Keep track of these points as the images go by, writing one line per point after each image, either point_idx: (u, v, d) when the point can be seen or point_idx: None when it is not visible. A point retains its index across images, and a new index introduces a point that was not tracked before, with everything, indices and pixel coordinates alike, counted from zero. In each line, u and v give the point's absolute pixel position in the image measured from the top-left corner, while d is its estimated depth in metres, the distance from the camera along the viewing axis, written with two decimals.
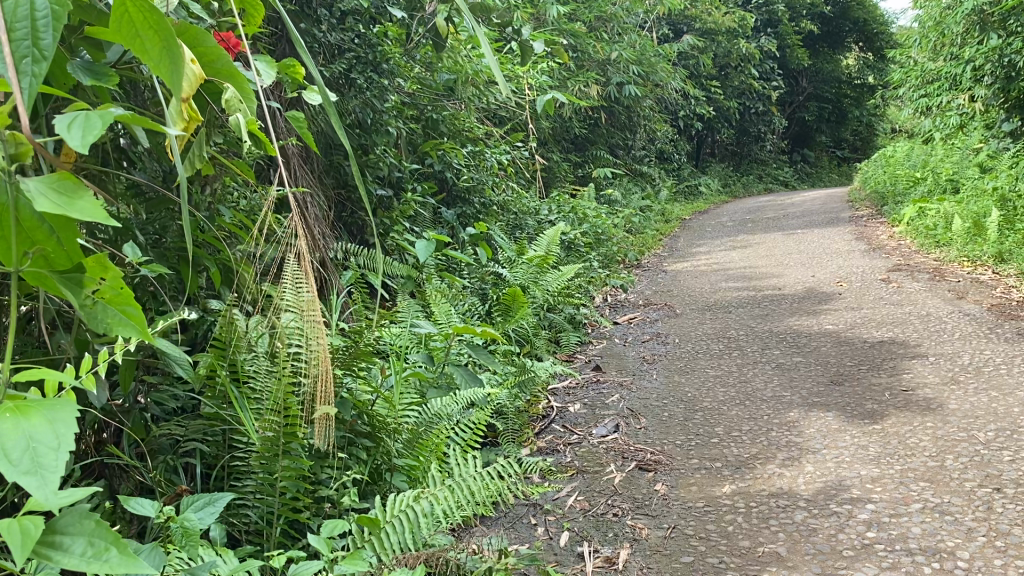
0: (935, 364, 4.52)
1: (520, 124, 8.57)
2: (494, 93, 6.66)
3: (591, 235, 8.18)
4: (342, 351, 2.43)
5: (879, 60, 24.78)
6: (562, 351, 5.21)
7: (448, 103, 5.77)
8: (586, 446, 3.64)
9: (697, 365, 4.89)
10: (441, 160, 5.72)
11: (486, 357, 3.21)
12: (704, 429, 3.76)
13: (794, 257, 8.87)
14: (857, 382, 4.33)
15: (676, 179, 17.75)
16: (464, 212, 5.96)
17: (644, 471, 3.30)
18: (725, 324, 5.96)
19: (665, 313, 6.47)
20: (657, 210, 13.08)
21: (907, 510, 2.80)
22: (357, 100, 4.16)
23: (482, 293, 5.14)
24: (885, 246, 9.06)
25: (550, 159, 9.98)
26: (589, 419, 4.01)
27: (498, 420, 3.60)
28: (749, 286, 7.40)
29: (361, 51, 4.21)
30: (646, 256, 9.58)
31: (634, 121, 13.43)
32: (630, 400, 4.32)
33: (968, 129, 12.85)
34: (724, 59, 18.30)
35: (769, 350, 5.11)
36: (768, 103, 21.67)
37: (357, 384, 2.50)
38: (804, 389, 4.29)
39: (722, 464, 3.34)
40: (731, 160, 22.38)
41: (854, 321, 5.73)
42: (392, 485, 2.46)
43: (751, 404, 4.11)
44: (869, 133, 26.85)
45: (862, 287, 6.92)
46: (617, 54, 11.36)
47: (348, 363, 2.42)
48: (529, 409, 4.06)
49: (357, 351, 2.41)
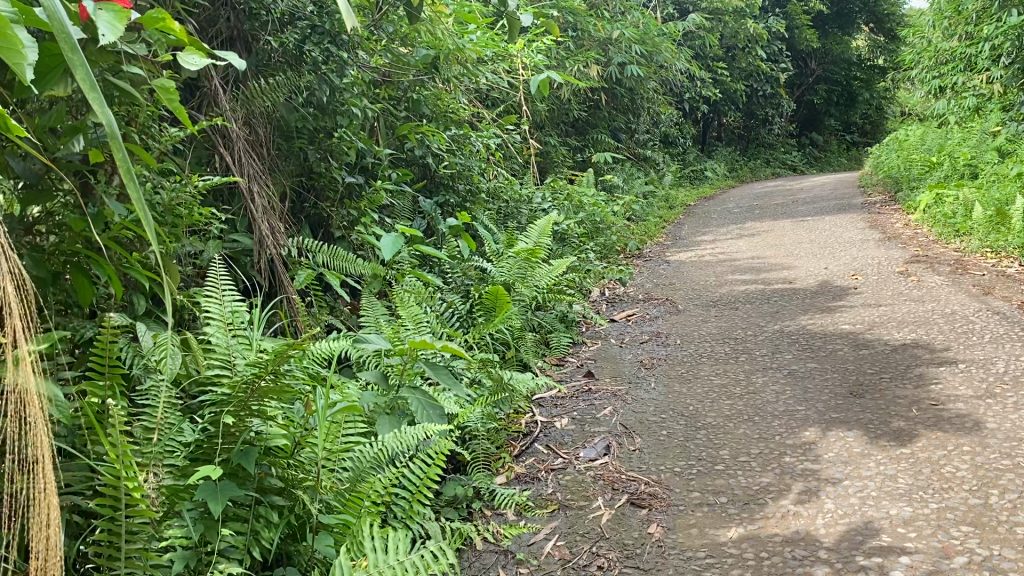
0: (967, 373, 4.03)
1: (514, 106, 8.07)
2: (482, 72, 6.16)
3: (588, 225, 7.70)
4: (244, 386, 1.93)
5: (890, 41, 24.19)
6: (552, 354, 4.75)
7: (430, 82, 5.28)
8: (571, 473, 3.17)
9: (700, 372, 4.41)
10: (421, 145, 5.22)
11: (449, 377, 2.74)
12: (707, 453, 3.29)
13: (803, 247, 8.38)
14: (880, 394, 3.84)
15: (681, 164, 17.18)
16: (447, 202, 5.48)
17: (637, 508, 2.84)
18: (732, 322, 5.48)
19: (667, 310, 5.98)
20: (660, 196, 12.58)
21: (951, 566, 2.33)
22: (312, 76, 3.69)
23: (465, 291, 4.67)
24: (900, 235, 8.56)
25: (547, 143, 9.48)
26: (577, 438, 3.54)
27: (467, 442, 3.15)
28: (758, 279, 6.90)
29: (317, 20, 3.73)
30: (647, 245, 9.09)
31: (637, 104, 12.92)
32: (624, 414, 3.83)
33: (984, 111, 12.31)
34: (730, 40, 17.76)
35: (780, 354, 4.62)
36: (776, 85, 21.04)
37: (268, 426, 2.03)
38: (820, 402, 3.80)
39: (727, 500, 2.86)
40: (737, 144, 21.82)
41: (873, 319, 5.24)
42: (318, 551, 1.99)
43: (761, 420, 3.64)
44: (879, 117, 26.20)
45: (878, 280, 6.43)
46: (619, 33, 10.81)
47: (251, 399, 1.93)
48: (509, 427, 3.60)
49: (262, 387, 1.91)
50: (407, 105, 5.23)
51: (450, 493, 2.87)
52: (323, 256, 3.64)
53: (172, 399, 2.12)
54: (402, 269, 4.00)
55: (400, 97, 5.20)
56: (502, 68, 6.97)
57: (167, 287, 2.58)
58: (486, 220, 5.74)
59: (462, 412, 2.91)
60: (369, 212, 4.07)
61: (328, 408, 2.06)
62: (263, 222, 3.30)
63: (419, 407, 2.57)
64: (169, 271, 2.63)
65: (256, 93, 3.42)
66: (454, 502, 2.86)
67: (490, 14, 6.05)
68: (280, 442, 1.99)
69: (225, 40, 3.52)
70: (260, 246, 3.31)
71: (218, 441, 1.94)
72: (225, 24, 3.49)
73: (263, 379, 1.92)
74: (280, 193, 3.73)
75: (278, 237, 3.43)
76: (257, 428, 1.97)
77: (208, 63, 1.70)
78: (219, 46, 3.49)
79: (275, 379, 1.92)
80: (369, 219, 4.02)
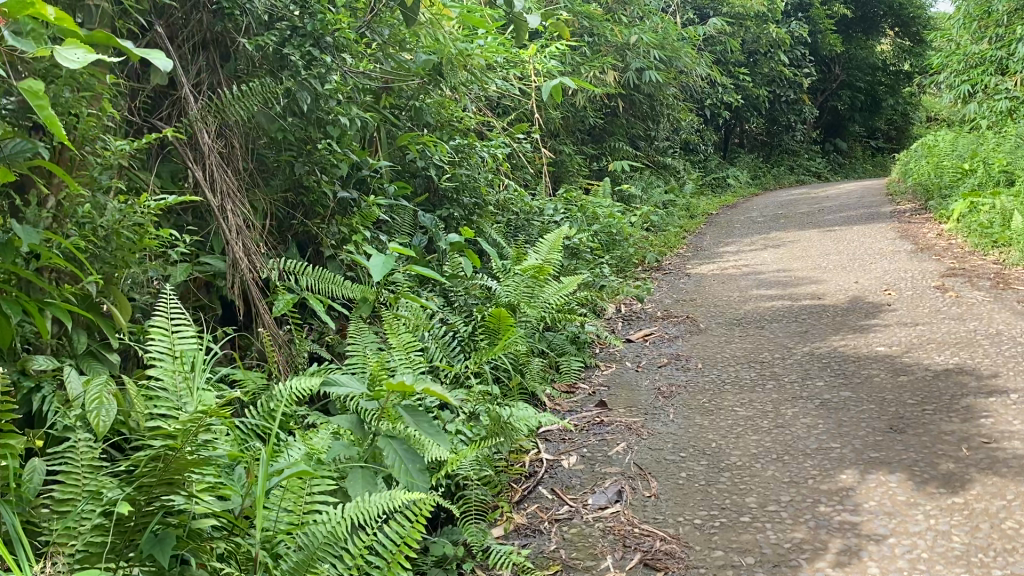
0: (1021, 404, 3.63)
1: (526, 113, 7.74)
2: (491, 79, 5.85)
3: (604, 237, 7.34)
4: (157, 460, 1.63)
5: (915, 45, 23.72)
6: (562, 381, 4.42)
7: (433, 89, 4.96)
8: (577, 525, 2.82)
9: (723, 401, 4.03)
10: (422, 155, 4.90)
11: (435, 427, 2.36)
12: (732, 501, 2.93)
13: (831, 259, 7.96)
14: (924, 429, 3.45)
15: (703, 171, 16.77)
16: (451, 216, 5.14)
17: (651, 570, 2.49)
18: (757, 343, 5.11)
19: (687, 329, 5.62)
20: (681, 205, 12.19)
21: None
22: (293, 81, 3.37)
23: (467, 313, 4.34)
24: (934, 246, 8.14)
25: (562, 152, 9.14)
26: (586, 481, 3.19)
27: (461, 491, 2.80)
28: (784, 294, 6.52)
29: (297, 20, 3.42)
30: (667, 258, 8.72)
31: (656, 110, 12.54)
32: (638, 451, 3.47)
33: (1017, 115, 11.82)
34: (752, 45, 17.37)
35: (812, 381, 4.23)
36: (799, 91, 20.61)
37: (194, 503, 1.72)
38: (857, 439, 3.42)
39: (755, 560, 2.49)
40: (760, 151, 21.39)
41: (911, 341, 4.85)
42: None
43: (791, 460, 3.26)
44: (905, 123, 25.60)
45: (913, 296, 6.02)
46: (637, 37, 10.45)
47: (166, 476, 1.67)
48: (510, 468, 3.26)
49: (177, 462, 1.65)
50: (408, 113, 4.92)
51: (438, 551, 2.53)
52: (308, 279, 3.30)
53: (94, 460, 1.80)
54: (397, 293, 3.69)
55: (401, 105, 4.88)
56: (513, 74, 6.65)
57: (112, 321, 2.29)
58: (494, 234, 5.41)
59: (451, 459, 2.59)
60: (362, 229, 3.74)
61: (267, 473, 1.76)
62: (236, 244, 2.99)
63: (395, 457, 2.23)
64: (120, 306, 2.36)
65: (228, 101, 3.11)
66: (444, 561, 2.53)
67: (499, 16, 5.74)
68: (204, 525, 1.69)
69: (197, 44, 3.22)
70: (233, 271, 3.00)
71: (131, 520, 1.67)
72: (195, 27, 3.19)
73: (177, 452, 1.66)
74: (260, 210, 3.42)
75: (254, 260, 3.13)
76: (178, 503, 1.69)
77: (91, 59, 1.43)
78: (191, 50, 3.19)
79: (192, 453, 1.67)
80: (361, 237, 3.69)
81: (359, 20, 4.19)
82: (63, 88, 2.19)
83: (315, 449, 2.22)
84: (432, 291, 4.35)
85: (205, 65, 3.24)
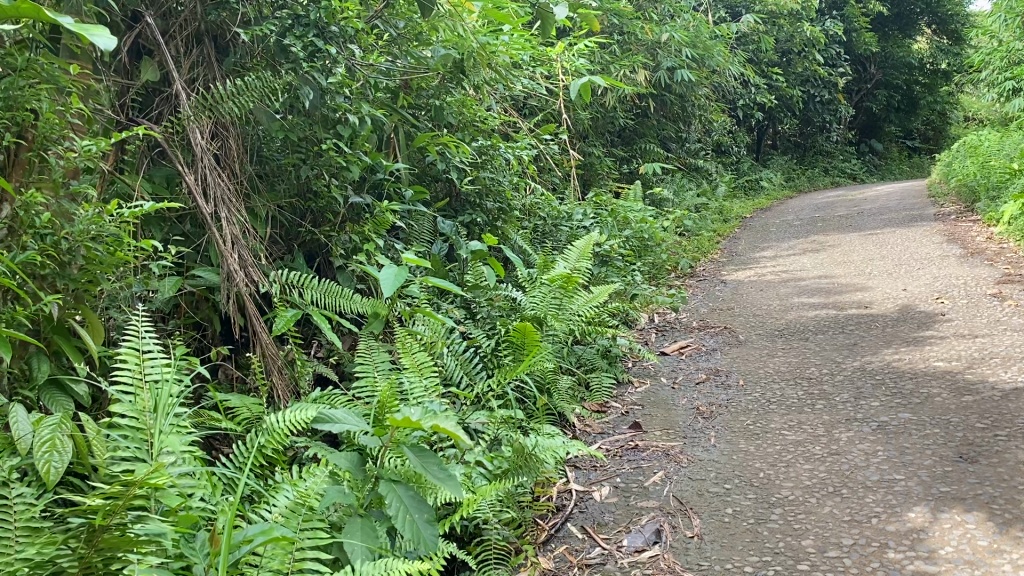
0: None
1: (553, 114, 7.43)
2: (516, 77, 5.54)
3: (635, 243, 7.00)
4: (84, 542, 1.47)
5: (954, 43, 23.06)
6: (592, 400, 4.09)
7: (454, 87, 4.67)
8: (612, 573, 2.50)
9: (768, 424, 3.69)
10: (442, 158, 4.61)
11: (444, 470, 1.99)
12: (786, 544, 2.59)
13: (876, 264, 7.55)
14: (1000, 458, 3.08)
15: (735, 174, 16.32)
16: (474, 222, 4.85)
17: None
18: (802, 357, 4.75)
19: (726, 341, 5.25)
20: (714, 208, 11.80)
21: None
22: (293, 76, 3.07)
23: (491, 327, 4.03)
24: (985, 250, 7.70)
25: (590, 154, 8.82)
26: (621, 517, 2.87)
27: (480, 529, 2.50)
28: (827, 302, 6.14)
29: (299, 7, 3.11)
30: (701, 264, 8.36)
31: (688, 111, 12.16)
32: (677, 481, 3.14)
33: None
34: (786, 44, 16.92)
35: (866, 401, 3.87)
36: (834, 91, 20.08)
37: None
38: (924, 469, 3.06)
39: None
40: (794, 153, 20.91)
41: (971, 355, 4.46)
42: None
43: (851, 494, 2.92)
44: (943, 123, 24.93)
45: (969, 304, 5.62)
46: (668, 35, 10.08)
47: (95, 557, 1.47)
48: (536, 503, 2.94)
49: (105, 541, 1.46)
50: (428, 113, 4.63)
51: None
52: (313, 293, 3.01)
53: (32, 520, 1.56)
54: (412, 307, 3.39)
55: (420, 105, 4.60)
56: (539, 73, 6.34)
57: (76, 346, 2.02)
58: (520, 240, 5.09)
59: (465, 501, 2.27)
60: (374, 237, 3.45)
61: (225, 548, 1.52)
62: (231, 256, 2.68)
63: (399, 506, 1.91)
64: (92, 329, 2.12)
65: (223, 95, 2.81)
66: None
67: (523, 11, 5.44)
68: None
69: (191, 35, 2.94)
70: (226, 284, 2.70)
71: None
72: (189, 17, 2.91)
73: (106, 532, 1.46)
74: (262, 217, 3.14)
75: (251, 272, 2.82)
76: None
77: None
78: (184, 42, 2.92)
79: (124, 530, 1.47)
80: (372, 246, 3.38)
81: (372, 12, 3.91)
82: (16, 80, 1.96)
83: (305, 495, 1.92)
84: (453, 303, 4.05)
85: (199, 59, 2.96)
